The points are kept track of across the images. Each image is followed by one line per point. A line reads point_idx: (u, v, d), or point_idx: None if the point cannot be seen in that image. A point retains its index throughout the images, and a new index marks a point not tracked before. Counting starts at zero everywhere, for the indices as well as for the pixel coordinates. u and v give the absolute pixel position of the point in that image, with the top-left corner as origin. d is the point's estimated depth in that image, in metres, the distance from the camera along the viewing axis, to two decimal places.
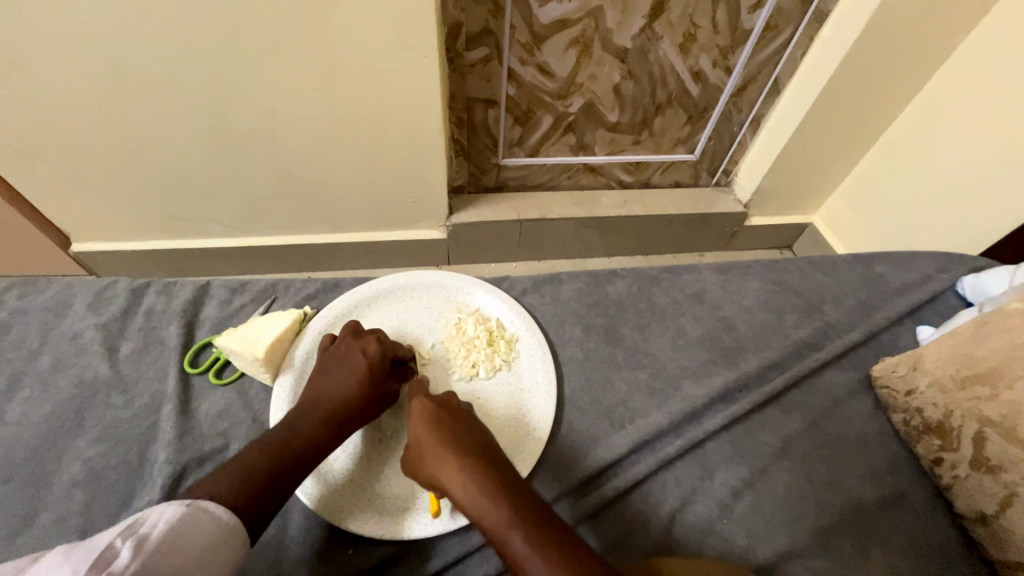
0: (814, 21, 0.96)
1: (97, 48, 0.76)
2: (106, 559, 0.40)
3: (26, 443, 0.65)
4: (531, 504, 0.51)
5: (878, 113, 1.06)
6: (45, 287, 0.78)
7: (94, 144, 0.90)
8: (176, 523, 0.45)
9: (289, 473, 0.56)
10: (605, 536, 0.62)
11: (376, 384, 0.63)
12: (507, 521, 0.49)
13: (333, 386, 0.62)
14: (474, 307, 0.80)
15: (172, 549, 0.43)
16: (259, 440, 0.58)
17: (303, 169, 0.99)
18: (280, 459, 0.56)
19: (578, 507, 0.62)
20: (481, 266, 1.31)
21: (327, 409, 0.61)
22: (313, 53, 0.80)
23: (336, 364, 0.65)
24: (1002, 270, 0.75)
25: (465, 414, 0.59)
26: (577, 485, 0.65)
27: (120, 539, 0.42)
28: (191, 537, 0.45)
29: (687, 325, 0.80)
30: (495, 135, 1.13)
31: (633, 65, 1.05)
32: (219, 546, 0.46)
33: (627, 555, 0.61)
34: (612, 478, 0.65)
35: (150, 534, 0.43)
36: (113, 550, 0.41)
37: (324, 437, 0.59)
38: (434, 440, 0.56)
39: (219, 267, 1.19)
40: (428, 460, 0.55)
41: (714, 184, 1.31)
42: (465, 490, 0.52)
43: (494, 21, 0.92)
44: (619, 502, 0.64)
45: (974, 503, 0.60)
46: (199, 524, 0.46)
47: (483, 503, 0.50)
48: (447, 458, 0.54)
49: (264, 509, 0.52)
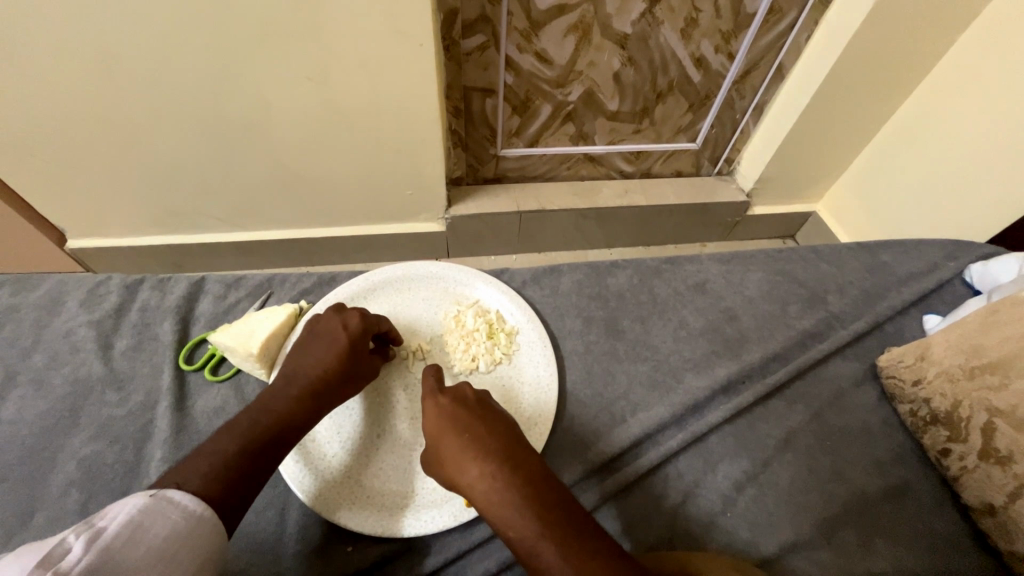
0: (819, 4, 0.94)
1: (83, 40, 0.74)
2: (57, 555, 0.39)
3: (20, 442, 0.64)
4: (559, 509, 0.49)
5: (884, 99, 1.03)
6: (39, 284, 0.77)
7: (84, 139, 0.88)
8: (137, 515, 0.44)
9: (267, 459, 0.55)
10: (623, 520, 0.61)
11: (354, 360, 0.63)
12: (535, 530, 0.48)
13: (310, 362, 0.62)
14: (473, 299, 0.79)
15: (131, 542, 0.42)
16: (232, 420, 0.56)
17: (299, 162, 0.97)
18: (254, 442, 0.54)
19: (602, 487, 0.63)
20: (481, 259, 1.29)
21: (303, 384, 0.60)
22: (304, 42, 0.78)
23: (313, 339, 0.64)
24: (1012, 257, 0.74)
25: (485, 409, 0.57)
26: (600, 465, 0.65)
27: (73, 535, 0.41)
28: (154, 528, 0.44)
29: (690, 316, 0.78)
30: (494, 125, 1.11)
31: (634, 51, 1.03)
32: (187, 537, 0.45)
33: (642, 540, 0.60)
34: (631, 461, 0.65)
35: (108, 527, 0.42)
36: (65, 545, 0.40)
37: (301, 415, 0.58)
38: (455, 441, 0.54)
39: (217, 262, 1.18)
40: (451, 463, 0.54)
41: (716, 173, 1.29)
42: (488, 496, 0.50)
43: (490, 7, 0.90)
44: (629, 492, 0.63)
45: (983, 495, 0.59)
46: (164, 515, 0.45)
47: (510, 511, 0.49)
48: (471, 462, 0.52)
49: (238, 498, 0.51)
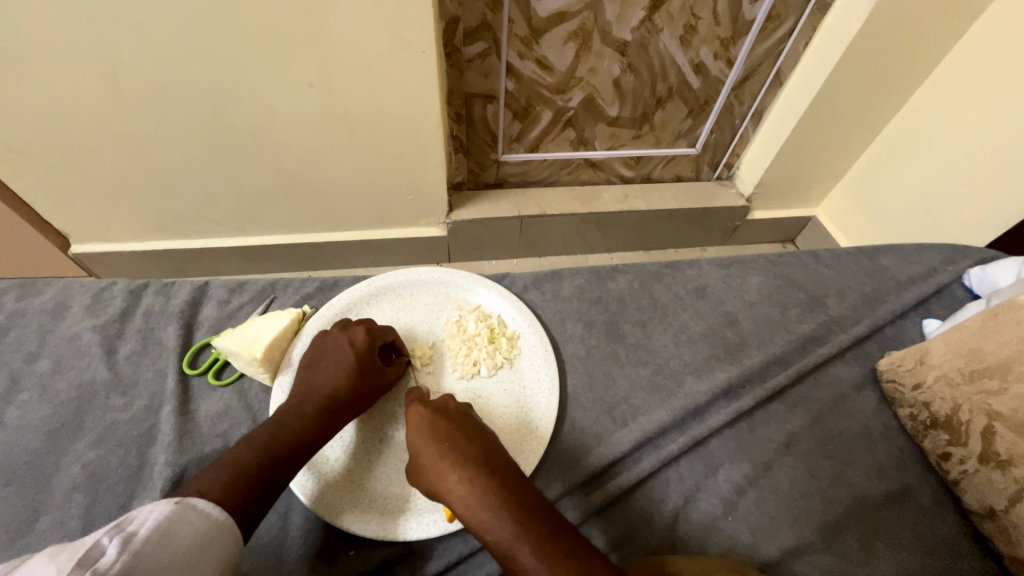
0: (817, 11, 0.95)
1: (89, 47, 0.75)
2: (92, 557, 0.39)
3: (24, 446, 0.64)
4: (539, 514, 0.50)
5: (882, 104, 1.04)
6: (44, 289, 0.77)
7: (90, 145, 0.89)
8: (165, 520, 0.44)
9: (283, 468, 0.55)
10: (610, 534, 0.61)
11: (365, 374, 0.64)
12: (511, 533, 0.48)
13: (321, 379, 0.63)
14: (475, 304, 0.79)
15: (161, 546, 0.42)
16: (250, 436, 0.57)
17: (301, 168, 0.98)
18: (273, 454, 0.55)
19: (584, 504, 0.62)
20: (482, 263, 1.30)
21: (316, 401, 0.61)
22: (309, 49, 0.79)
23: (323, 357, 0.65)
24: (1011, 262, 0.74)
25: (463, 420, 0.58)
26: (583, 480, 0.64)
27: (107, 537, 0.40)
28: (180, 534, 0.44)
29: (690, 321, 0.79)
30: (495, 131, 1.11)
31: (633, 58, 1.03)
32: (209, 543, 0.45)
33: (634, 551, 0.60)
34: (617, 475, 0.65)
35: (138, 531, 0.42)
36: (100, 547, 0.40)
37: (317, 430, 0.59)
38: (433, 451, 0.55)
39: (219, 267, 1.19)
40: (430, 472, 0.54)
41: (716, 178, 1.30)
42: (465, 502, 0.51)
43: (491, 14, 0.91)
44: (620, 502, 0.63)
45: (983, 499, 0.59)
46: (189, 521, 0.45)
47: (486, 515, 0.49)
48: (450, 468, 0.53)
49: (255, 508, 0.51)
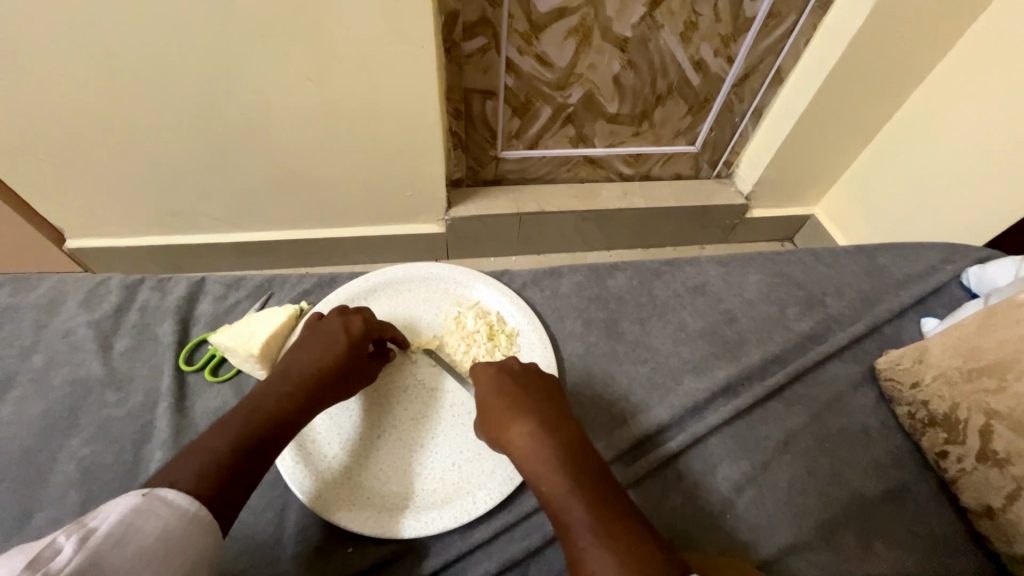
0: (817, 8, 0.94)
1: (83, 40, 0.74)
2: (48, 556, 0.38)
3: (19, 442, 0.64)
4: (595, 477, 0.50)
5: (881, 103, 1.04)
6: (38, 284, 0.77)
7: (84, 139, 0.88)
8: (128, 515, 0.43)
9: (262, 456, 0.54)
10: (651, 500, 0.63)
11: (351, 361, 0.63)
12: (569, 489, 0.49)
13: (304, 361, 0.61)
14: (473, 301, 0.79)
15: (123, 541, 0.41)
16: (224, 419, 0.55)
17: (299, 164, 0.98)
18: (248, 440, 0.54)
19: (634, 468, 0.64)
20: (480, 260, 1.30)
21: (296, 382, 0.59)
22: (307, 44, 0.79)
23: (312, 338, 0.64)
24: (1009, 261, 0.74)
25: (529, 378, 0.60)
26: (633, 445, 0.66)
27: (64, 536, 0.39)
28: (145, 528, 0.43)
29: (689, 319, 0.79)
30: (494, 127, 1.11)
31: (634, 54, 1.03)
32: (178, 535, 0.44)
33: (666, 522, 0.62)
34: (661, 442, 0.67)
35: (99, 528, 0.41)
36: (56, 546, 0.38)
37: (293, 413, 0.58)
38: (502, 405, 0.56)
39: (216, 263, 1.18)
40: (495, 423, 0.56)
41: (715, 176, 1.30)
42: (526, 455, 0.52)
43: (491, 9, 0.90)
44: (665, 469, 0.65)
45: (981, 497, 0.59)
46: (155, 514, 0.44)
47: (546, 469, 0.51)
48: (514, 422, 0.55)
49: (231, 497, 0.50)
